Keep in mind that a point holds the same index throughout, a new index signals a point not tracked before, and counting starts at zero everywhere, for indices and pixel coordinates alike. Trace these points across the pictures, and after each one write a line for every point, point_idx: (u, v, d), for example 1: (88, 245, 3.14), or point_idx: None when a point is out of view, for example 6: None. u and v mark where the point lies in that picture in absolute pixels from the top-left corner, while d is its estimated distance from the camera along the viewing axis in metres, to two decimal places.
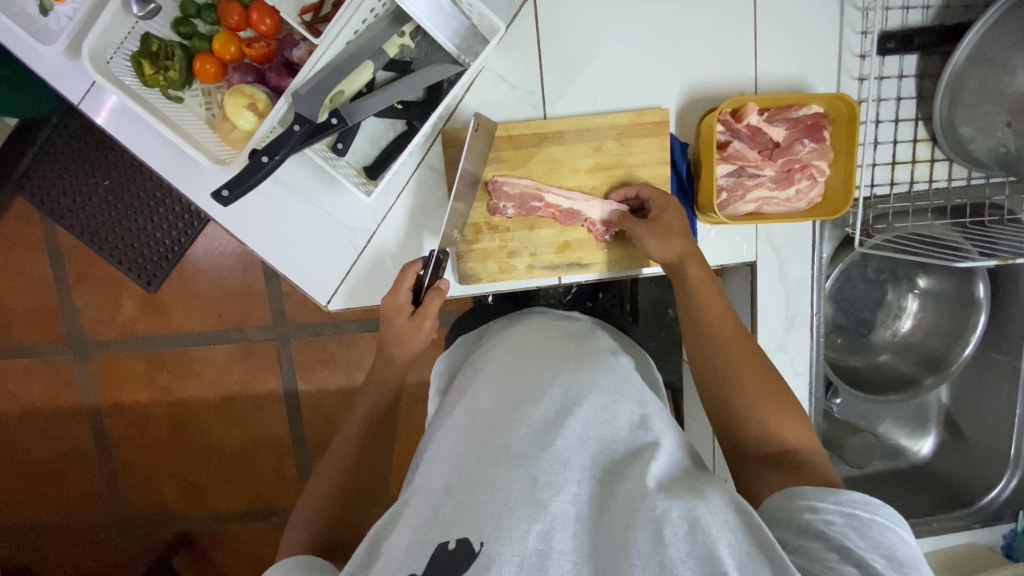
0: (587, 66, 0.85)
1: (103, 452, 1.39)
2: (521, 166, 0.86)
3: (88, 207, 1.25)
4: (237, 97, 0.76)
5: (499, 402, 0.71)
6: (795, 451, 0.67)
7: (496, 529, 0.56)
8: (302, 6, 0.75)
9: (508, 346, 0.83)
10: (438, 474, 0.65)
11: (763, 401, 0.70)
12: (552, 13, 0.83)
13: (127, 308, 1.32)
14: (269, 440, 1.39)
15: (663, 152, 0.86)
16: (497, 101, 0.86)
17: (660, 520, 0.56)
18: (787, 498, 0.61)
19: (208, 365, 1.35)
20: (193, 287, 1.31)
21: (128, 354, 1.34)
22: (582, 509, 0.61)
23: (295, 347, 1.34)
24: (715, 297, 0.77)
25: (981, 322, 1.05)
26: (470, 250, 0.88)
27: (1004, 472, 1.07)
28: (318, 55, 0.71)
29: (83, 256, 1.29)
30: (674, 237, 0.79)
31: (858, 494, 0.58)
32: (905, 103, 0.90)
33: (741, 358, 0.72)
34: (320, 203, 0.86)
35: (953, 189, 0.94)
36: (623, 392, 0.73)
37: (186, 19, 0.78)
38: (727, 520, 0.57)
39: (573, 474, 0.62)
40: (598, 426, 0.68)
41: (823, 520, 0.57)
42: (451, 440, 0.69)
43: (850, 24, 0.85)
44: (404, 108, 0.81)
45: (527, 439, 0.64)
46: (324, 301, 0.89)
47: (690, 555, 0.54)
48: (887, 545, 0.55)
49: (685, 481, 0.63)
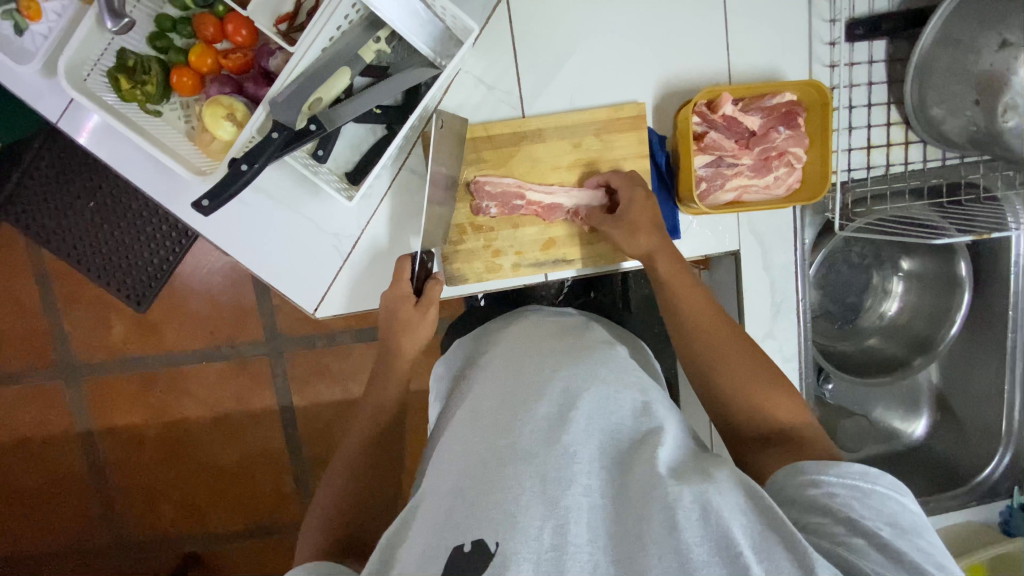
0: (562, 65, 0.86)
1: (99, 476, 1.37)
2: (503, 165, 0.87)
3: (75, 229, 1.24)
4: (215, 109, 0.75)
5: (502, 401, 0.71)
6: (790, 430, 0.68)
7: (510, 528, 0.56)
8: (278, 16, 0.76)
9: (510, 345, 0.83)
10: (447, 476, 0.65)
11: (753, 388, 0.70)
12: (525, 15, 0.84)
13: (118, 329, 1.31)
14: (267, 455, 1.38)
15: (642, 146, 0.87)
16: (474, 102, 0.87)
17: (673, 505, 0.56)
18: (790, 474, 0.62)
19: (202, 383, 1.34)
20: (184, 305, 1.31)
21: (121, 375, 1.33)
22: (595, 501, 0.61)
23: (290, 360, 1.34)
24: (696, 288, 0.77)
25: (964, 302, 1.06)
26: (455, 251, 0.88)
27: (996, 449, 1.08)
28: (292, 63, 0.72)
29: (74, 280, 1.29)
30: (642, 233, 0.80)
31: (858, 466, 0.59)
32: (877, 88, 0.90)
33: (724, 346, 0.73)
34: (304, 212, 0.86)
35: (929, 170, 0.95)
36: (624, 380, 0.74)
37: (162, 33, 0.79)
38: (738, 502, 0.57)
39: (583, 468, 0.62)
40: (602, 418, 0.68)
41: (827, 495, 0.59)
42: (457, 440, 0.69)
43: (818, 14, 0.87)
44: (382, 112, 0.82)
45: (535, 436, 0.65)
46: (311, 308, 0.89)
47: (704, 539, 0.54)
48: (889, 512, 0.57)
49: (693, 464, 0.63)
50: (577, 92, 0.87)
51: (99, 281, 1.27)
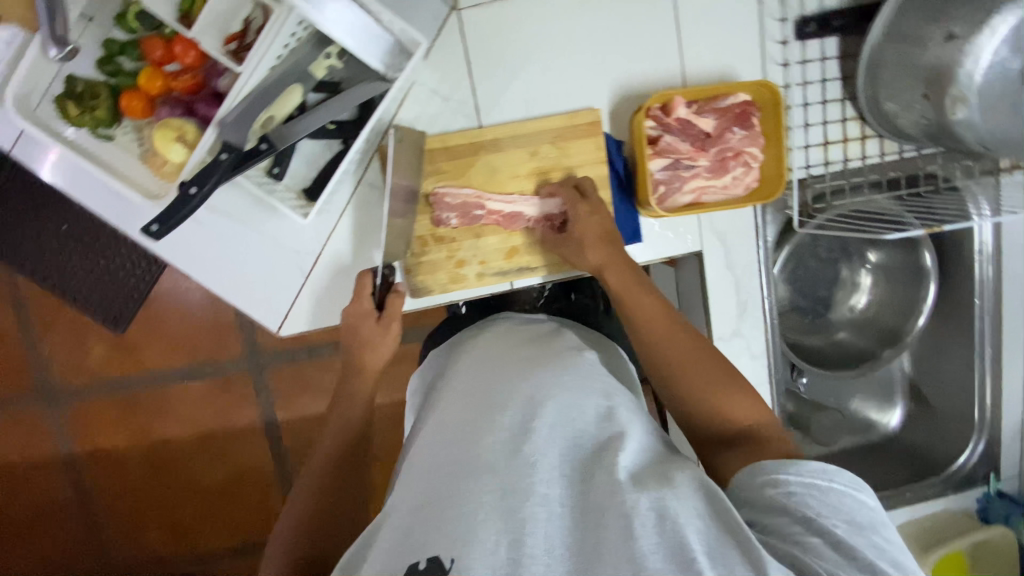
0: (516, 74, 0.87)
1: (84, 501, 1.36)
2: (461, 176, 0.87)
3: (48, 252, 1.24)
4: (164, 132, 0.75)
5: (467, 414, 0.71)
6: (744, 429, 0.69)
7: (467, 544, 0.57)
8: (226, 36, 0.76)
9: (478, 354, 0.83)
10: (410, 492, 0.65)
11: (715, 391, 0.70)
12: (476, 26, 0.84)
13: (97, 352, 1.30)
14: (253, 472, 1.37)
15: (599, 151, 0.87)
16: (430, 114, 0.87)
17: (629, 513, 0.57)
18: (750, 475, 0.62)
19: (184, 402, 1.33)
20: (162, 324, 1.30)
21: (103, 399, 1.32)
22: (553, 510, 0.61)
23: (273, 376, 1.33)
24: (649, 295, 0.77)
25: (931, 292, 1.06)
26: (418, 263, 0.88)
27: (971, 438, 1.09)
28: (241, 83, 0.72)
29: (49, 304, 1.28)
30: (590, 248, 0.80)
31: (816, 463, 0.59)
32: (830, 85, 0.91)
33: (684, 352, 0.72)
34: (263, 229, 0.85)
35: (888, 163, 0.95)
36: (588, 384, 0.73)
37: (110, 58, 0.78)
38: (695, 507, 0.57)
39: (543, 477, 0.62)
40: (565, 426, 0.67)
41: (786, 494, 0.58)
42: (421, 454, 0.69)
43: (769, 13, 0.87)
44: (337, 127, 0.82)
45: (497, 449, 0.64)
46: (275, 326, 0.88)
47: (660, 546, 0.54)
48: (847, 510, 0.57)
49: (655, 467, 0.63)
50: (532, 100, 0.88)
51: (75, 303, 1.26)
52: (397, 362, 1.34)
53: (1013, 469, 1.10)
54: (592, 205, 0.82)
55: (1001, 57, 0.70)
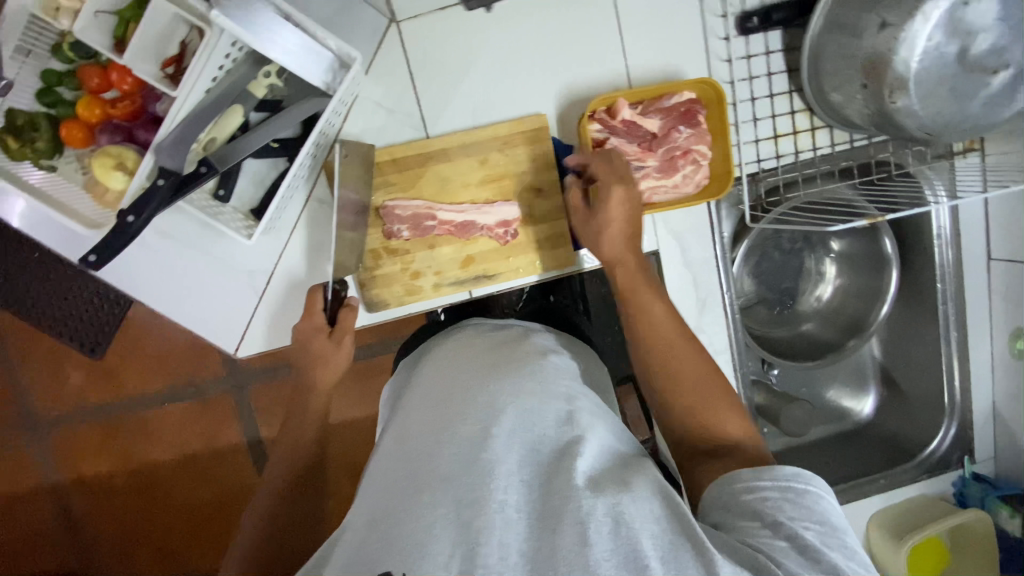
0: (461, 83, 0.87)
1: (71, 530, 1.35)
2: (411, 188, 0.86)
3: (20, 282, 1.23)
4: (103, 161, 0.75)
5: (427, 424, 0.69)
6: (730, 441, 0.66)
7: (419, 558, 0.55)
8: (163, 60, 0.75)
9: (441, 362, 0.80)
10: (364, 507, 0.64)
11: (702, 392, 0.68)
12: (417, 38, 0.84)
13: (76, 380, 1.30)
14: (238, 492, 1.36)
15: (548, 156, 0.87)
16: (376, 128, 0.86)
17: (584, 520, 0.56)
18: (725, 480, 0.61)
19: (165, 425, 1.32)
20: (140, 347, 1.30)
21: (84, 427, 1.31)
22: (510, 516, 0.58)
23: (254, 394, 1.33)
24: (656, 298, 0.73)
25: (893, 280, 1.06)
26: (373, 277, 0.88)
27: (942, 422, 1.09)
28: (175, 107, 0.71)
29: (23, 334, 1.27)
30: (616, 240, 0.77)
31: (791, 466, 0.58)
32: (777, 78, 0.91)
33: (675, 344, 0.71)
34: (213, 252, 0.85)
35: (839, 153, 0.96)
36: (549, 391, 0.71)
37: (49, 88, 0.78)
38: (652, 510, 0.57)
39: (499, 484, 0.60)
40: (524, 433, 0.66)
41: (759, 498, 0.57)
42: (380, 470, 0.68)
43: (710, 10, 0.88)
44: (280, 146, 0.82)
45: (454, 460, 0.62)
46: (232, 348, 0.89)
47: (613, 553, 0.54)
48: (821, 512, 0.56)
49: (614, 471, 0.62)
50: (478, 109, 0.88)
51: (49, 330, 1.26)
52: (377, 373, 1.33)
53: (988, 452, 1.10)
54: (627, 189, 0.77)
55: (937, 42, 0.71)
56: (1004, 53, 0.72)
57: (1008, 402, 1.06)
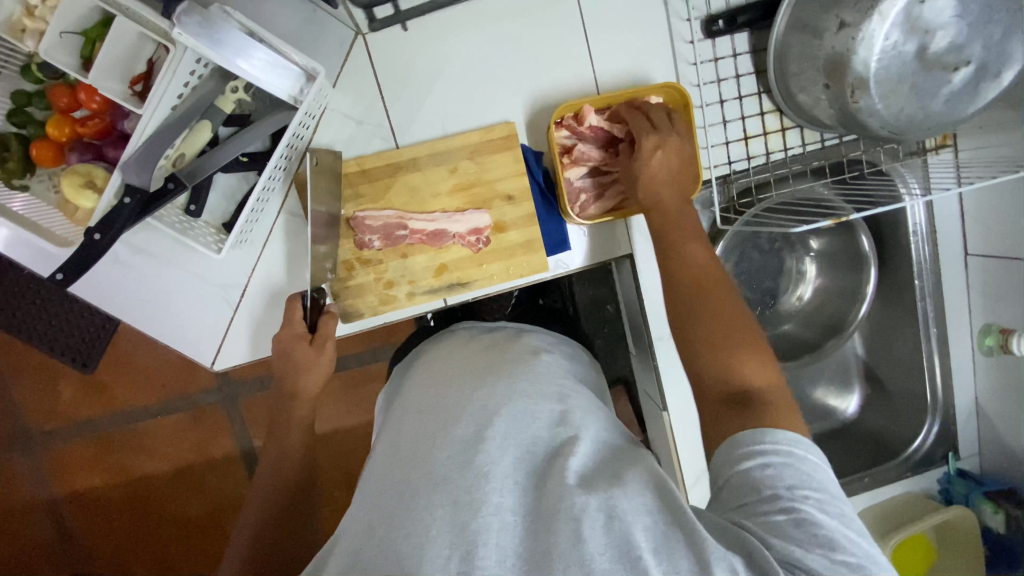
0: (430, 94, 0.87)
1: (67, 544, 1.36)
2: (381, 198, 0.87)
3: (12, 297, 1.25)
4: (71, 179, 0.76)
5: (420, 430, 0.68)
6: (762, 393, 0.65)
7: (417, 561, 0.54)
8: (131, 77, 0.75)
9: (438, 363, 0.81)
10: (361, 512, 0.63)
11: (733, 344, 0.69)
12: (384, 50, 0.85)
13: (68, 394, 1.30)
14: (231, 502, 1.37)
15: (517, 164, 0.88)
16: (345, 140, 0.87)
17: (578, 516, 0.55)
18: (730, 448, 0.61)
19: (159, 439, 1.33)
20: (131, 359, 1.31)
21: (77, 441, 1.32)
22: (506, 519, 0.58)
23: (245, 405, 1.33)
24: (693, 242, 0.77)
25: (872, 278, 1.06)
26: (345, 287, 0.88)
27: (925, 419, 1.08)
28: (142, 124, 0.72)
29: (15, 349, 1.28)
30: (660, 188, 0.80)
31: (792, 433, 0.59)
32: (745, 79, 0.91)
33: (710, 286, 0.73)
34: (187, 266, 0.86)
35: (810, 153, 0.96)
36: (543, 391, 0.72)
37: (18, 109, 0.79)
38: (643, 502, 0.57)
39: (495, 486, 0.59)
40: (519, 435, 0.65)
41: (762, 468, 0.57)
42: (374, 479, 0.66)
43: (676, 14, 0.88)
44: (249, 160, 0.82)
45: (450, 461, 0.62)
46: (208, 362, 0.89)
47: (607, 546, 0.54)
48: (819, 479, 0.57)
49: (608, 467, 0.63)
50: (447, 118, 0.88)
51: (41, 345, 1.27)
52: (369, 381, 1.33)
53: (972, 449, 1.09)
54: (661, 139, 0.80)
55: (894, 41, 0.72)
56: (964, 49, 0.72)
57: (989, 398, 1.05)
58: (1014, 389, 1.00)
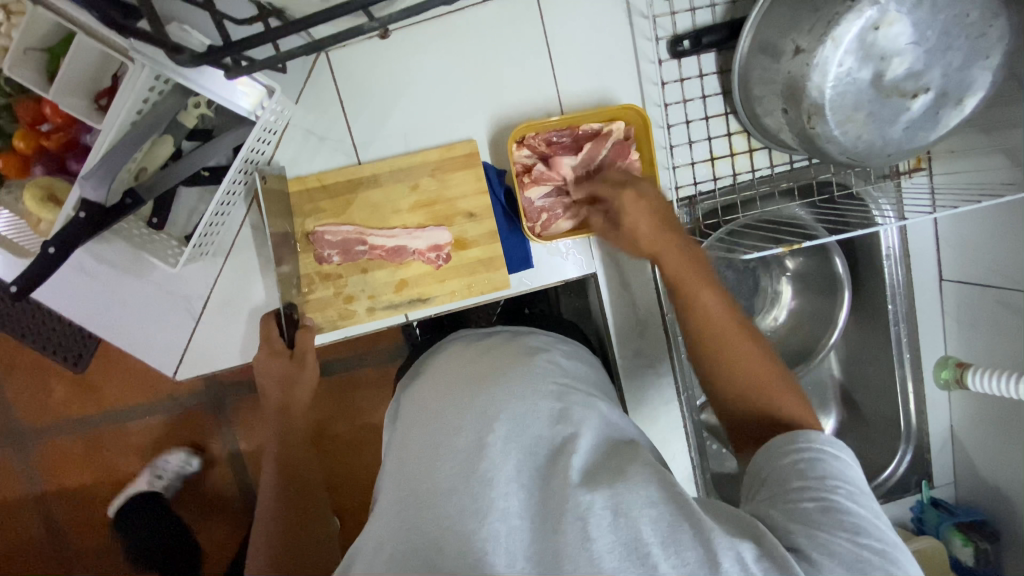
0: (393, 109, 0.88)
1: (57, 540, 1.37)
2: (342, 214, 0.88)
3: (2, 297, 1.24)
4: (33, 192, 0.78)
5: (424, 449, 0.63)
6: (803, 430, 0.61)
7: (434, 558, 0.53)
8: (97, 91, 0.78)
9: (448, 361, 0.78)
10: (371, 531, 0.62)
11: (761, 385, 0.63)
12: (346, 66, 0.86)
13: (59, 393, 1.32)
14: (219, 504, 1.38)
15: (478, 181, 0.88)
16: (307, 154, 0.88)
17: (584, 515, 0.53)
18: (766, 448, 0.60)
19: (147, 438, 1.34)
20: (119, 361, 1.32)
21: (66, 439, 1.33)
22: (513, 524, 0.55)
23: (230, 408, 1.34)
24: (707, 290, 0.67)
25: (846, 301, 1.03)
26: (307, 302, 0.88)
27: (899, 447, 1.05)
28: (100, 140, 0.73)
29: (9, 347, 1.29)
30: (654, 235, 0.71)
31: (826, 432, 0.58)
32: (712, 100, 0.90)
33: (724, 331, 0.65)
34: (151, 277, 0.88)
35: (778, 174, 0.95)
36: (539, 389, 0.67)
37: None
38: (648, 496, 0.55)
39: (500, 491, 0.57)
40: (520, 438, 0.62)
41: (794, 462, 0.56)
42: (387, 492, 0.64)
43: (642, 33, 0.88)
44: (211, 173, 0.84)
45: (454, 474, 0.59)
46: (171, 372, 0.90)
47: (615, 544, 0.52)
48: (854, 475, 0.55)
49: (609, 464, 0.60)
50: (410, 133, 0.89)
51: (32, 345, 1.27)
52: (353, 388, 1.28)
53: (948, 476, 1.07)
54: (639, 190, 0.74)
55: (849, 67, 0.72)
56: (921, 76, 0.72)
57: (965, 426, 1.03)
58: (992, 418, 0.97)
